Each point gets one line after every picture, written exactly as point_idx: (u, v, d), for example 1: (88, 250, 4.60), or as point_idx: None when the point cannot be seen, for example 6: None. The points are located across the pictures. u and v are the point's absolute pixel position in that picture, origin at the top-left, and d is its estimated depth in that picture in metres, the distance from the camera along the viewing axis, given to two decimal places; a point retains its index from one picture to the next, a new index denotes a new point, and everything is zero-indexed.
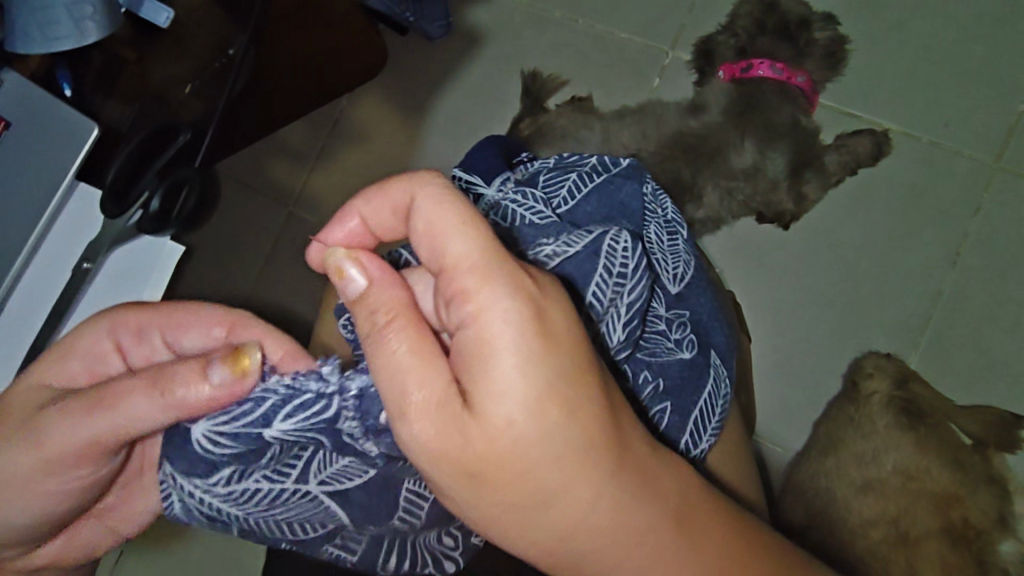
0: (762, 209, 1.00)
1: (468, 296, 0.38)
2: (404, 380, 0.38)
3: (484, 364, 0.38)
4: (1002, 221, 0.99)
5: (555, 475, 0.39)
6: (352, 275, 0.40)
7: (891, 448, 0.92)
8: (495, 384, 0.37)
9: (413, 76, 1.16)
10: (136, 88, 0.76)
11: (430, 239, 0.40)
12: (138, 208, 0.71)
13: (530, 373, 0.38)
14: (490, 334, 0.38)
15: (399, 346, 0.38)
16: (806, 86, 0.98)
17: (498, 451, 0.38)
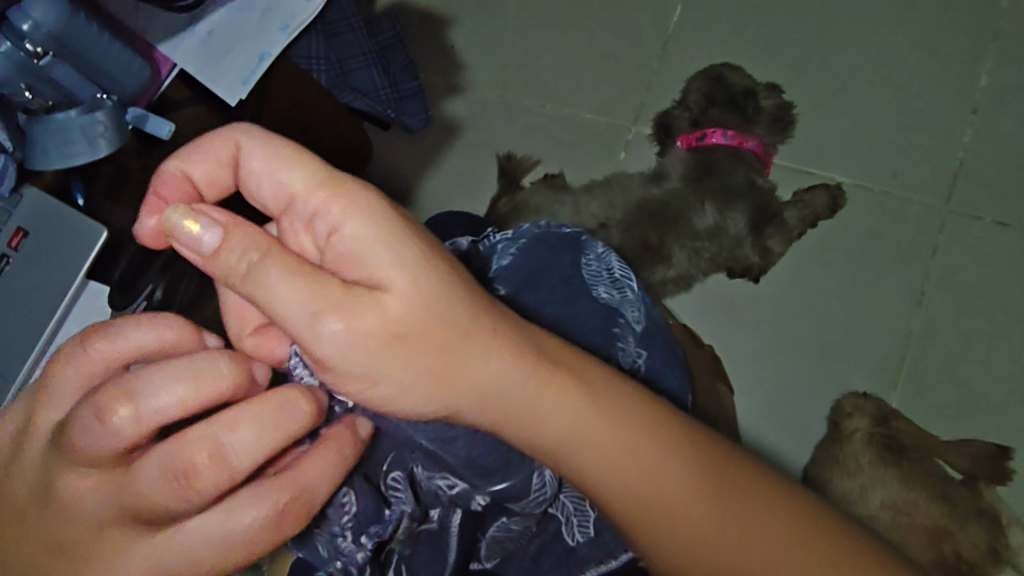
0: (730, 265, 1.06)
1: (327, 205, 0.41)
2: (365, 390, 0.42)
3: (368, 254, 0.41)
4: (959, 259, 1.05)
5: (451, 326, 0.42)
6: (199, 228, 0.41)
7: (877, 484, 0.96)
8: (382, 268, 0.41)
9: (398, 166, 1.25)
10: (138, 192, 0.82)
11: (268, 175, 0.42)
12: (143, 298, 0.81)
13: (409, 260, 0.41)
14: (358, 234, 0.41)
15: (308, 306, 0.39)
16: (758, 149, 1.07)
17: (401, 322, 0.41)
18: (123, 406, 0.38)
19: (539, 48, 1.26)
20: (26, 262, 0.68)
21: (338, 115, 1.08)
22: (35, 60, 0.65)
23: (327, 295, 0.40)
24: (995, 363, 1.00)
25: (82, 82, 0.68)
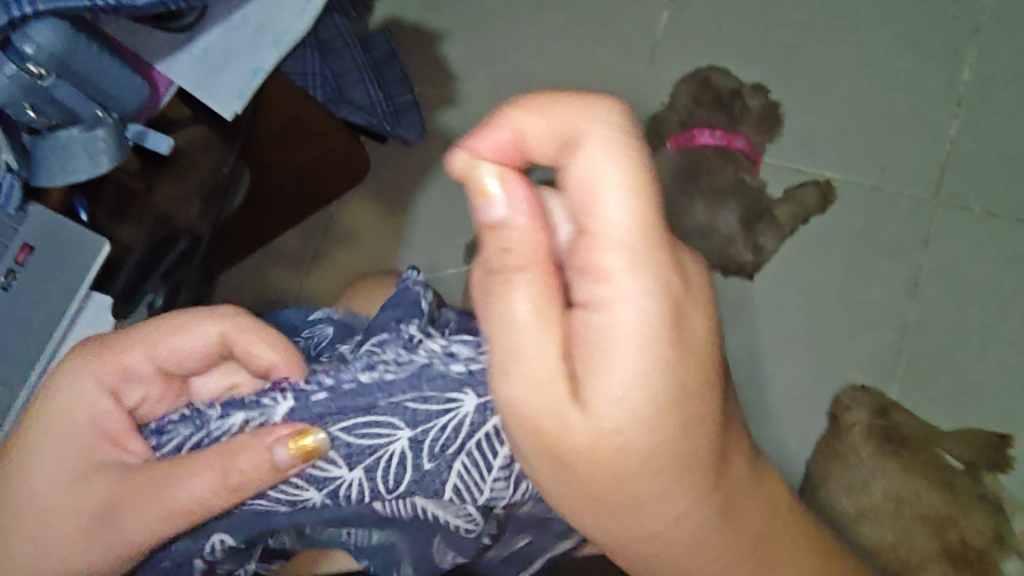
0: (725, 263, 1.08)
1: (603, 276, 0.39)
2: (511, 297, 0.41)
3: (597, 351, 0.40)
4: (952, 250, 1.06)
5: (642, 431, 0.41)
6: (496, 198, 0.41)
7: (878, 476, 0.97)
8: (601, 384, 0.40)
9: (396, 179, 1.28)
10: (145, 211, 0.87)
11: (590, 323, 0.39)
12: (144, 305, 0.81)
13: (641, 365, 0.40)
14: (614, 325, 0.39)
15: (614, 203, 0.39)
16: (746, 148, 1.10)
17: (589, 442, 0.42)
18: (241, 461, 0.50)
19: (531, 58, 1.28)
20: (30, 278, 0.68)
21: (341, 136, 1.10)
22: (38, 81, 0.66)
23: (535, 235, 0.41)
24: (991, 351, 1.01)
25: (82, 99, 0.70)
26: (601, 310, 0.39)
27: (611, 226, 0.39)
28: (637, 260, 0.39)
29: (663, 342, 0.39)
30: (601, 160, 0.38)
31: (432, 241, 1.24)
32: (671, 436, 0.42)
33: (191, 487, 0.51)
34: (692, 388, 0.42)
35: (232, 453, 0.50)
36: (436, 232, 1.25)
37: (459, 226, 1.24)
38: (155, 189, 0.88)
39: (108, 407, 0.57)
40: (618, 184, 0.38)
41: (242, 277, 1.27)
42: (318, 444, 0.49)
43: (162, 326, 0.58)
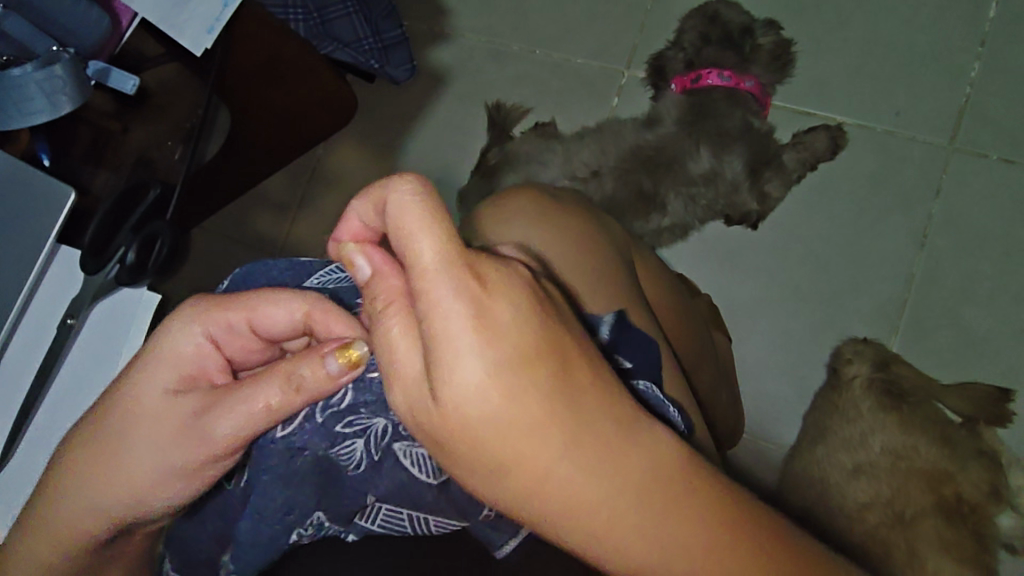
0: (728, 211, 1.03)
1: (418, 291, 0.32)
2: (384, 352, 0.35)
3: (447, 364, 0.32)
4: (964, 199, 1.01)
5: (544, 453, 0.33)
6: (359, 264, 0.37)
7: (877, 430, 0.93)
8: (460, 389, 0.32)
9: (385, 120, 1.22)
10: (119, 153, 0.82)
11: (434, 328, 0.32)
12: (115, 262, 0.73)
13: (504, 381, 0.32)
14: (447, 333, 0.32)
15: (418, 234, 0.32)
16: (755, 90, 1.02)
17: (482, 453, 0.34)
18: (274, 391, 0.45)
19: None
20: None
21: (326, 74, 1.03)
22: None
23: (382, 282, 0.36)
24: (998, 305, 0.98)
25: (35, 34, 0.64)
26: (459, 354, 0.32)
27: (416, 249, 0.32)
28: (463, 292, 0.32)
29: (521, 375, 0.33)
30: (397, 209, 0.33)
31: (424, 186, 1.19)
32: (591, 480, 0.34)
33: (263, 401, 0.45)
34: (581, 421, 0.34)
35: (297, 367, 0.44)
36: (428, 176, 1.19)
37: (451, 171, 1.19)
38: (132, 131, 0.84)
39: (200, 348, 0.50)
40: (415, 216, 0.32)
41: (228, 223, 1.22)
42: (363, 352, 0.43)
43: (190, 335, 0.50)
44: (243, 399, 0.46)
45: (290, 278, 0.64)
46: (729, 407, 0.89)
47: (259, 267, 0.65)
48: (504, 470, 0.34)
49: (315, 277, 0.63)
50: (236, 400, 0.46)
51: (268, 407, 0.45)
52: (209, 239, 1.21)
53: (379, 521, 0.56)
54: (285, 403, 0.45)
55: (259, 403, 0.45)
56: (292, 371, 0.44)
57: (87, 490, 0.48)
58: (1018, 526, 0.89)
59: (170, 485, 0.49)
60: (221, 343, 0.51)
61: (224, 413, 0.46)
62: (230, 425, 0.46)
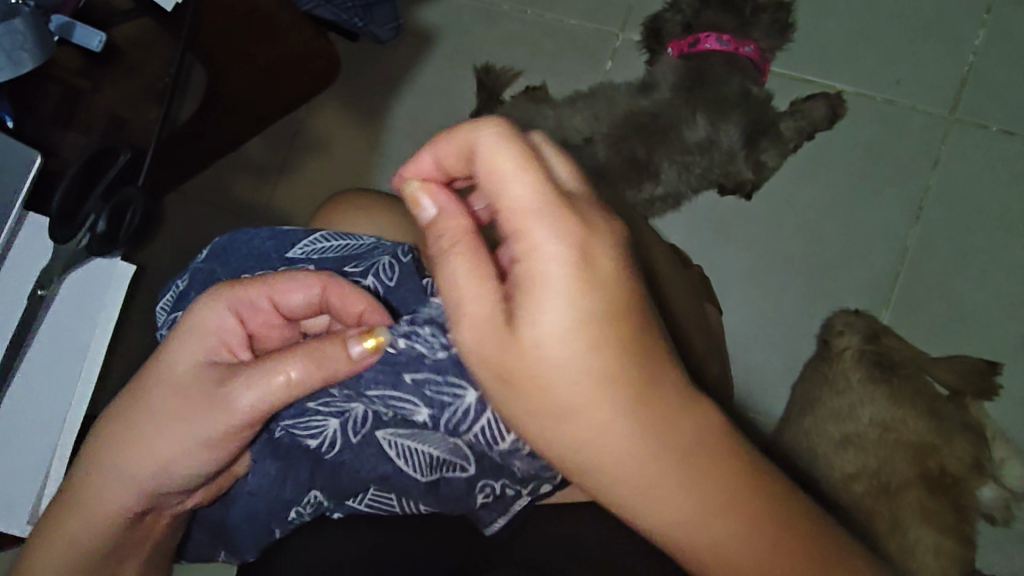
0: (723, 181, 1.01)
1: (515, 230, 0.36)
2: (448, 285, 0.38)
3: (529, 293, 0.36)
4: (961, 172, 1.00)
5: (603, 393, 0.36)
6: (425, 205, 0.40)
7: (867, 402, 0.94)
8: (537, 318, 0.36)
9: (371, 82, 1.17)
10: (91, 112, 0.80)
11: (527, 261, 0.36)
12: (85, 231, 0.70)
13: (578, 316, 0.36)
14: (536, 266, 0.36)
15: (516, 179, 0.36)
16: (754, 56, 0.99)
17: (545, 377, 0.37)
18: (288, 369, 0.46)
19: None
20: None
21: (307, 30, 0.99)
22: None
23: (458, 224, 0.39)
24: (990, 279, 0.97)
25: None
26: (536, 283, 0.36)
27: (515, 190, 0.36)
28: (558, 227, 0.36)
29: (598, 308, 0.36)
30: (490, 149, 0.36)
31: (410, 152, 1.15)
32: (641, 408, 0.37)
33: (283, 378, 0.46)
34: (641, 350, 0.37)
35: (317, 349, 0.46)
36: (414, 141, 1.15)
37: (440, 136, 1.15)
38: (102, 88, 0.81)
39: (228, 328, 0.50)
40: (513, 162, 0.36)
41: (208, 187, 1.17)
42: (384, 336, 0.47)
43: (215, 310, 0.50)
44: (258, 373, 0.46)
45: (272, 246, 0.61)
46: (720, 379, 0.88)
47: (239, 237, 0.63)
48: (564, 396, 0.37)
49: (299, 246, 0.61)
50: (253, 376, 0.46)
51: (289, 384, 0.46)
52: (188, 203, 1.17)
53: (365, 502, 0.57)
54: (306, 379, 0.46)
55: (274, 377, 0.46)
56: (313, 353, 0.46)
57: (123, 473, 0.49)
58: (999, 497, 0.90)
59: (182, 459, 0.48)
60: (244, 319, 0.51)
61: (248, 391, 0.46)
62: (242, 398, 0.47)
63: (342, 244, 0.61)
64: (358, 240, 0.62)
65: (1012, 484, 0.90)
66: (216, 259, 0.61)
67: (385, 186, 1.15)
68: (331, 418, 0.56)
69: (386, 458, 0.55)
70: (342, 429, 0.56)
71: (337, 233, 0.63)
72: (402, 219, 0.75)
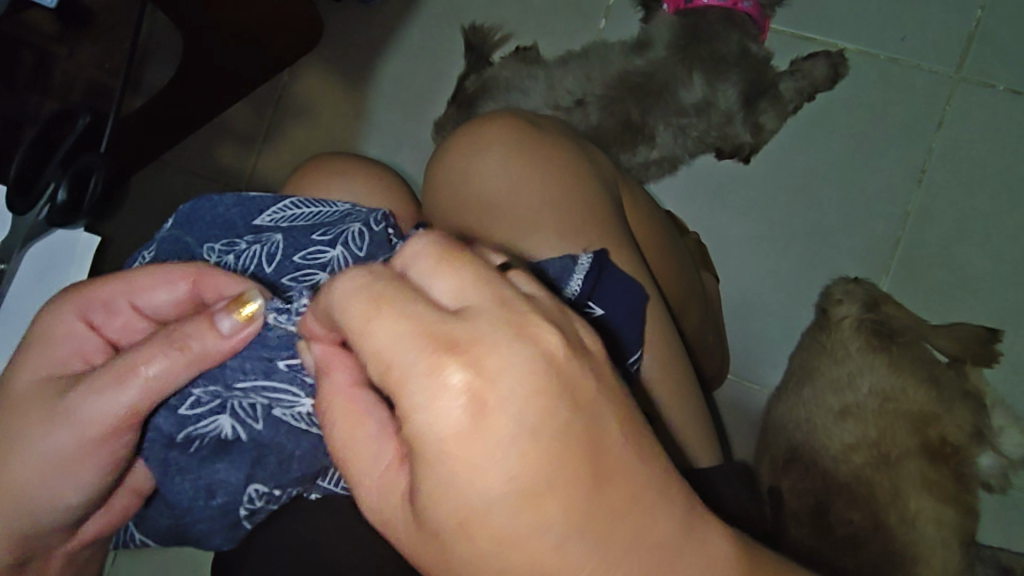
0: (720, 143, 0.97)
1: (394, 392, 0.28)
2: (358, 471, 0.34)
3: (430, 470, 0.28)
4: (965, 133, 0.96)
5: (549, 564, 0.28)
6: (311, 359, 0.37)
7: (866, 371, 0.90)
8: (447, 496, 0.28)
9: (355, 43, 1.12)
10: (68, 80, 0.76)
11: (409, 422, 0.28)
12: (43, 201, 0.66)
13: (492, 476, 0.28)
14: (425, 434, 0.28)
15: (370, 331, 0.29)
16: (754, 11, 0.95)
17: (469, 562, 0.29)
18: (152, 362, 0.44)
19: None
20: None
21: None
22: None
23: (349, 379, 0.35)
24: (994, 244, 0.95)
25: None
26: (434, 464, 0.28)
27: (376, 349, 0.29)
28: (425, 376, 0.28)
29: (508, 462, 0.27)
30: (341, 299, 0.30)
31: (396, 118, 1.11)
32: (592, 563, 0.29)
33: (155, 371, 0.44)
34: (580, 499, 0.28)
35: (183, 332, 0.44)
36: (402, 106, 1.11)
37: (427, 100, 1.11)
38: (76, 54, 0.76)
39: (81, 332, 0.50)
40: (363, 311, 0.29)
41: (188, 155, 1.13)
42: (256, 304, 0.42)
43: (63, 318, 0.50)
44: (120, 370, 0.45)
45: (239, 213, 0.59)
46: (716, 348, 0.85)
47: (204, 204, 0.59)
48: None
49: (266, 214, 0.58)
50: (119, 380, 0.45)
51: (162, 376, 0.44)
52: (169, 172, 1.13)
53: (339, 483, 0.55)
54: (175, 366, 0.44)
55: (134, 374, 0.45)
56: (179, 337, 0.44)
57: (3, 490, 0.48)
58: (997, 465, 0.89)
59: (55, 481, 0.49)
60: (99, 324, 0.50)
61: (118, 388, 0.45)
62: (98, 403, 0.46)
63: (314, 212, 0.59)
64: (332, 208, 0.61)
65: (1011, 452, 0.89)
66: (180, 228, 0.58)
67: (372, 153, 1.11)
68: (223, 415, 0.50)
69: (302, 433, 0.49)
70: (238, 424, 0.50)
71: (309, 201, 0.61)
72: (379, 183, 0.74)
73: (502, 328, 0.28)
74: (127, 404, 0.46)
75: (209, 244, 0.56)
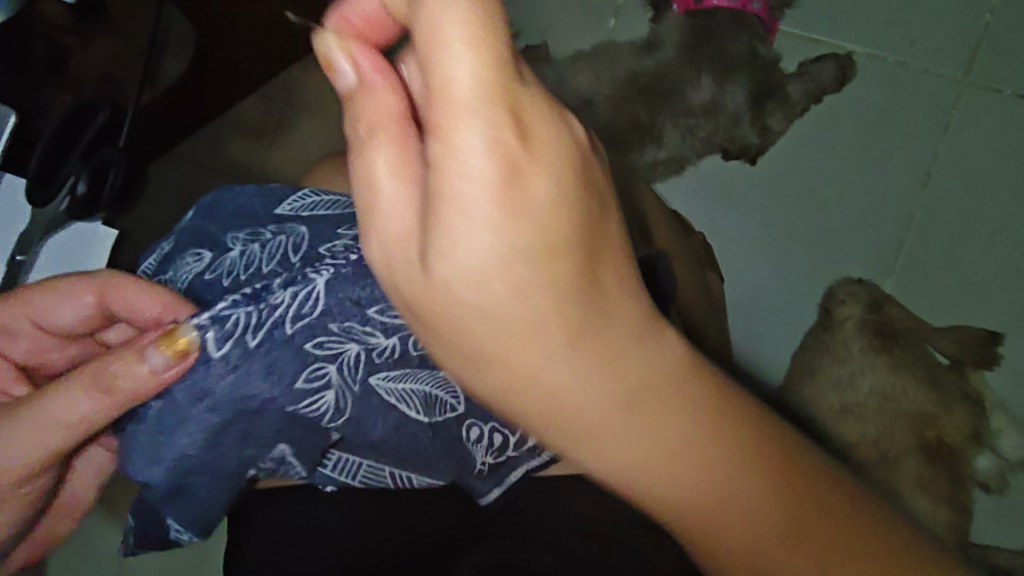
0: (727, 145, 0.99)
1: (443, 126, 0.30)
2: (375, 187, 0.33)
3: (452, 214, 0.31)
4: (971, 137, 0.97)
5: (543, 340, 0.33)
6: (341, 66, 0.34)
7: (867, 370, 0.94)
8: (460, 239, 0.31)
9: None
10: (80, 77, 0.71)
11: (450, 154, 0.30)
12: (64, 193, 0.71)
13: (510, 231, 0.31)
14: (463, 157, 0.30)
15: (455, 52, 0.29)
16: (763, 13, 0.95)
17: (463, 308, 0.33)
18: (77, 393, 0.46)
19: None
20: None
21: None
22: None
23: (388, 84, 0.34)
24: (998, 248, 0.95)
25: None
26: (463, 189, 0.30)
27: (450, 78, 0.29)
28: (499, 133, 0.30)
29: (532, 248, 0.31)
30: (433, 13, 0.29)
31: None
32: (583, 356, 0.34)
33: (78, 404, 0.46)
34: (582, 303, 0.33)
35: (110, 370, 0.46)
36: None
37: None
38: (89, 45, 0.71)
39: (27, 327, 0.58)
40: (456, 24, 0.29)
41: (199, 149, 1.15)
42: (190, 340, 0.43)
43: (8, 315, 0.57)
44: (42, 405, 0.46)
45: (259, 203, 0.61)
46: (720, 347, 0.87)
47: (225, 195, 0.62)
48: (494, 340, 0.33)
49: (288, 203, 0.60)
50: (42, 414, 0.46)
51: (78, 408, 0.46)
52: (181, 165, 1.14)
53: (360, 476, 0.57)
54: (104, 403, 0.46)
55: (56, 418, 0.46)
56: (102, 374, 0.46)
57: None
58: (995, 467, 0.90)
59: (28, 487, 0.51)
60: (44, 322, 0.57)
61: (31, 418, 0.47)
62: (57, 439, 0.47)
63: (332, 201, 0.59)
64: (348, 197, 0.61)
65: (1008, 453, 0.90)
66: (203, 220, 0.60)
67: None
68: (331, 364, 0.46)
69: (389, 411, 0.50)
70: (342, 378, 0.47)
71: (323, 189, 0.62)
72: None
73: (554, 122, 0.32)
74: (56, 445, 0.47)
75: (236, 234, 0.58)
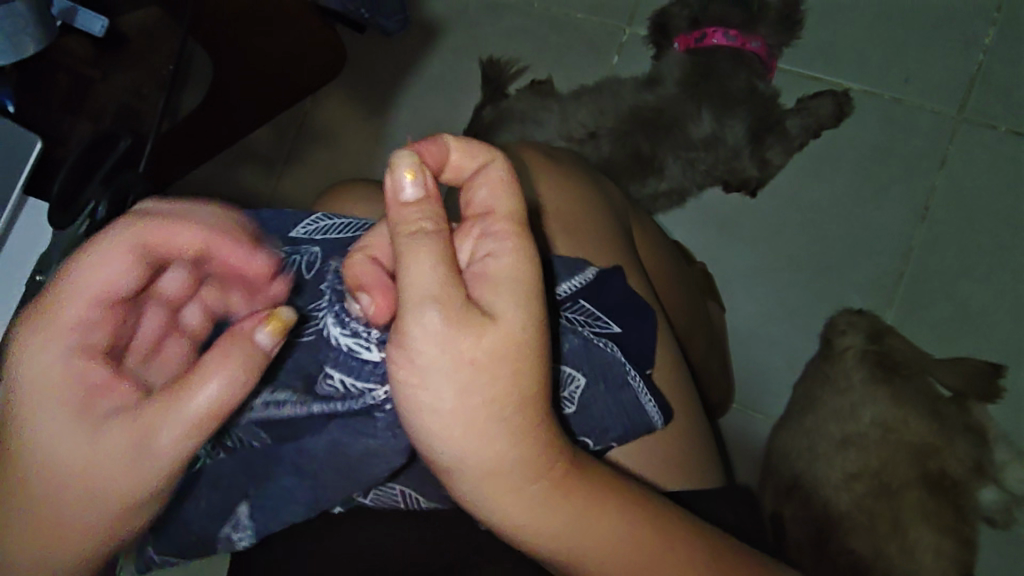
0: (727, 177, 1.00)
1: (501, 231, 0.40)
2: (412, 264, 0.37)
3: (495, 290, 0.39)
4: (967, 172, 0.99)
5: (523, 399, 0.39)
6: (408, 181, 0.38)
7: (868, 402, 0.92)
8: (500, 309, 0.39)
9: (376, 72, 1.17)
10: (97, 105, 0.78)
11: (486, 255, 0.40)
12: (85, 215, 0.68)
13: (526, 308, 0.39)
14: (505, 267, 0.40)
15: (503, 190, 0.41)
16: (762, 52, 0.98)
17: (487, 356, 0.38)
18: (177, 229, 0.42)
19: None
20: None
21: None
22: None
23: (431, 198, 0.39)
24: (996, 281, 0.97)
25: None
26: (494, 269, 0.39)
27: (501, 199, 0.40)
28: (520, 263, 0.40)
29: (541, 353, 0.40)
30: (498, 176, 0.41)
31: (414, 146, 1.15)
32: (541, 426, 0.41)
33: (185, 233, 0.43)
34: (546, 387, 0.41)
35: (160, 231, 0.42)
36: (420, 134, 1.15)
37: (444, 129, 1.15)
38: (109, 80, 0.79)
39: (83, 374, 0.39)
40: (508, 179, 0.41)
41: (211, 177, 1.18)
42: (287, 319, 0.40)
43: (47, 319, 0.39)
44: (94, 253, 0.40)
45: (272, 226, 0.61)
46: (721, 377, 0.87)
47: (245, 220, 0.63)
48: (497, 394, 0.39)
49: (300, 226, 0.60)
50: (117, 251, 0.40)
51: (190, 235, 0.43)
52: (193, 193, 1.17)
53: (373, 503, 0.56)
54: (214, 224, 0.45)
55: (145, 239, 0.41)
56: (166, 229, 0.42)
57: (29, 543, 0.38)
58: (1000, 500, 0.89)
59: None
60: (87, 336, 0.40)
61: (79, 307, 0.40)
62: (104, 327, 0.41)
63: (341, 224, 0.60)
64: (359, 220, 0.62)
65: (1013, 487, 0.89)
66: None
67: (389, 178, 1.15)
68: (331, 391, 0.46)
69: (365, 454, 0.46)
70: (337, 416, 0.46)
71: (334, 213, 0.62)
72: None
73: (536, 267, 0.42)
74: (115, 292, 0.41)
75: None
